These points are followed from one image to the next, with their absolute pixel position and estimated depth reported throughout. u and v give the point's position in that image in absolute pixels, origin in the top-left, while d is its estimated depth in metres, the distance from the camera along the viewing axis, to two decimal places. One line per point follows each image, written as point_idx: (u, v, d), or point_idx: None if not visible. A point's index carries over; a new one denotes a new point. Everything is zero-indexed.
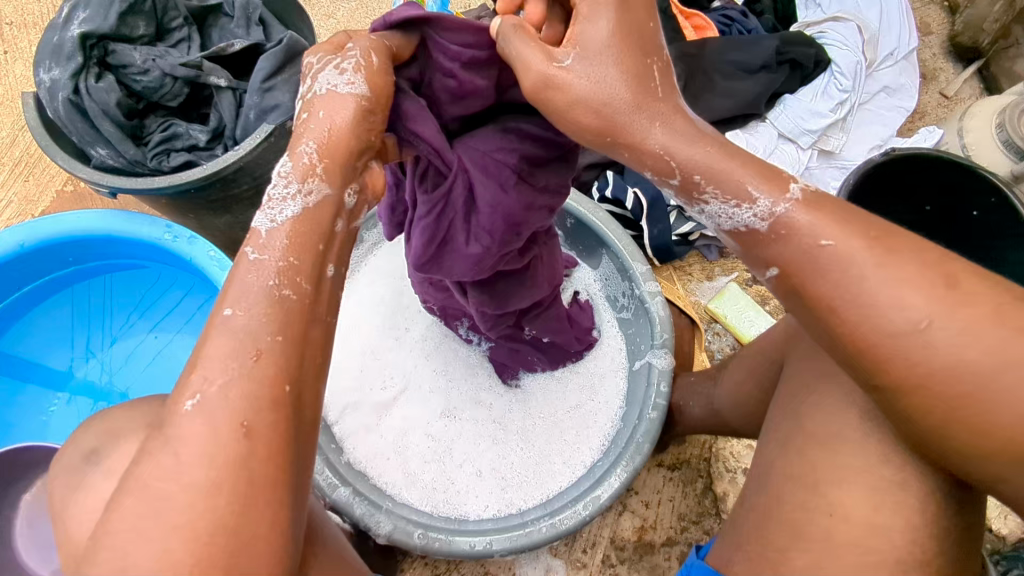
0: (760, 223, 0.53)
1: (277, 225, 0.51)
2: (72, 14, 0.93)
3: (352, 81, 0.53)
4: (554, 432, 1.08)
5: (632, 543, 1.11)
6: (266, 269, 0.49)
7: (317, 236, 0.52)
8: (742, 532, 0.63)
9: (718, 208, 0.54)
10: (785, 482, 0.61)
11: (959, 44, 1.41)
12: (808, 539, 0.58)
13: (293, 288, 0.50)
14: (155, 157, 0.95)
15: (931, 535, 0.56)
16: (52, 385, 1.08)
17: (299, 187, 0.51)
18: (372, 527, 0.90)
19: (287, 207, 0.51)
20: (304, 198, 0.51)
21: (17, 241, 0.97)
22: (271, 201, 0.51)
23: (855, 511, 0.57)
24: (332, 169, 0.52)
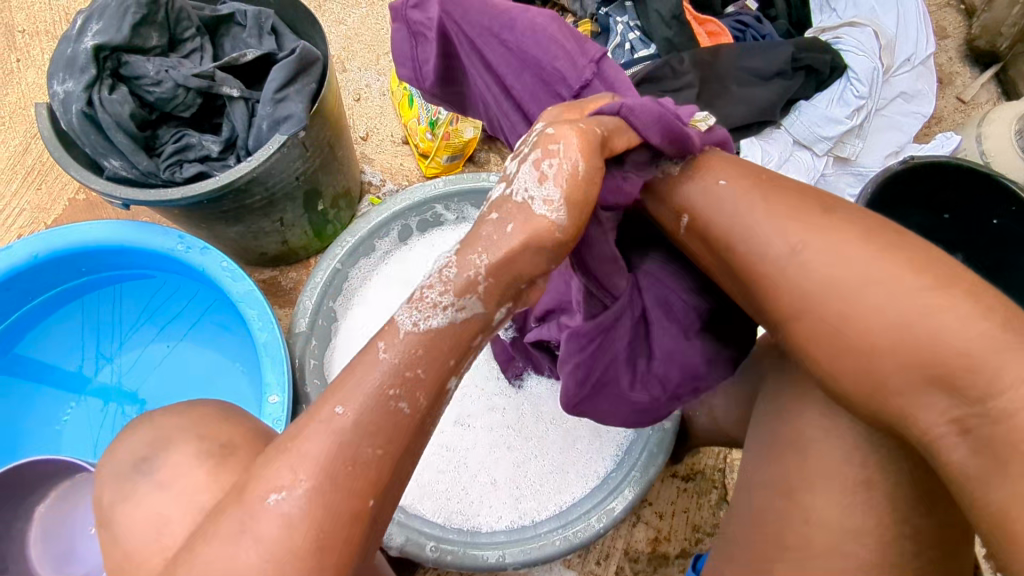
0: (677, 164, 0.63)
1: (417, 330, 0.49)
2: (85, 26, 0.92)
3: (546, 197, 0.51)
4: (568, 441, 1.06)
5: (646, 555, 1.10)
6: (385, 368, 0.48)
7: (451, 353, 0.50)
8: (730, 542, 0.63)
9: (653, 158, 0.64)
10: (769, 492, 0.61)
11: (976, 48, 1.40)
12: (790, 547, 0.58)
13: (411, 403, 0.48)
14: (168, 168, 0.95)
15: (905, 536, 0.56)
16: (67, 393, 1.08)
17: (453, 300, 0.49)
18: (383, 539, 0.90)
19: (433, 315, 0.49)
20: (454, 310, 0.49)
21: (30, 252, 0.97)
22: (421, 303, 0.49)
23: (824, 513, 0.57)
24: (492, 289, 0.50)
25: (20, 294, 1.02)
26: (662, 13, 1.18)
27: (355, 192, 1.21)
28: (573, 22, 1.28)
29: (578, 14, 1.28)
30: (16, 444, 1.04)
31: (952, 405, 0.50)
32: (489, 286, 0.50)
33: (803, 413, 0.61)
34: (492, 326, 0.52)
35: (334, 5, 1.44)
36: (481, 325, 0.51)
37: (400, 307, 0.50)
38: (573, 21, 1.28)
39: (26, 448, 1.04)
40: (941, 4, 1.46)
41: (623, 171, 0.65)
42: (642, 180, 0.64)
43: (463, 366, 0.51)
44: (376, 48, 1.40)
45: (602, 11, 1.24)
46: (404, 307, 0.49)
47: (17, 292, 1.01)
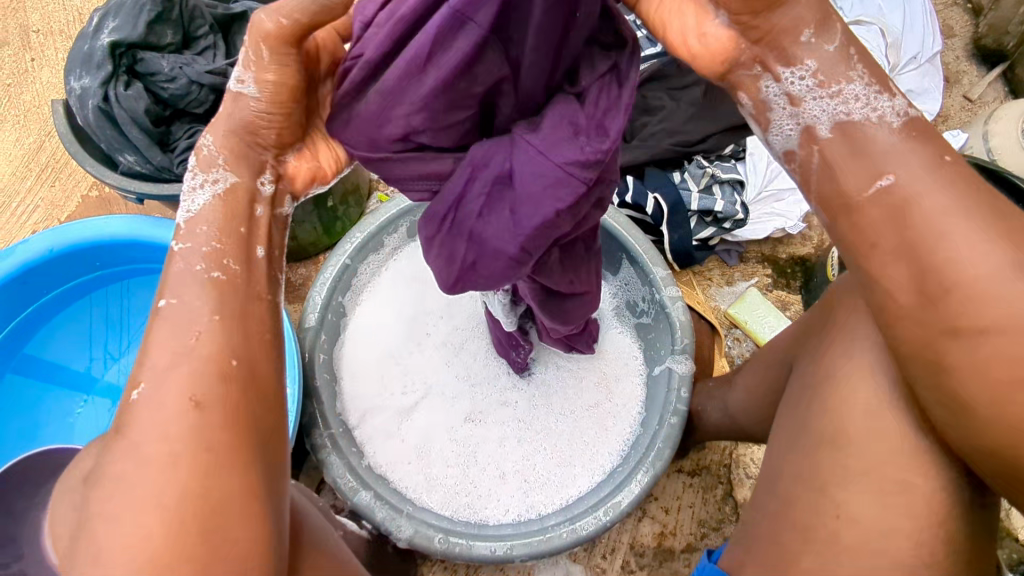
0: (895, 117, 0.54)
1: (193, 216, 0.57)
2: (103, 24, 0.95)
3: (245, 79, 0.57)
4: (575, 436, 1.07)
5: (652, 549, 1.10)
6: (193, 256, 0.56)
7: (237, 220, 0.58)
8: (755, 536, 0.65)
9: (852, 92, 0.54)
10: (796, 486, 0.63)
11: (982, 47, 1.40)
12: (818, 541, 0.60)
13: (222, 269, 0.56)
14: (181, 163, 0.96)
15: (941, 539, 0.56)
16: (80, 386, 1.09)
17: (204, 178, 0.58)
18: (392, 531, 0.91)
19: (199, 195, 0.58)
20: (211, 186, 0.58)
21: (46, 246, 0.99)
22: (187, 194, 0.59)
23: (860, 511, 0.58)
24: (232, 157, 0.59)
25: (34, 287, 1.04)
26: None
27: (364, 189, 1.22)
28: None
29: None
30: (28, 436, 1.06)
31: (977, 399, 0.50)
32: (230, 159, 0.59)
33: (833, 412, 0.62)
34: (260, 194, 0.60)
35: None
36: (252, 192, 0.59)
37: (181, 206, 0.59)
38: None
39: (38, 440, 1.06)
40: (948, 3, 1.46)
41: (798, 77, 0.55)
42: (833, 113, 0.55)
43: (258, 234, 0.60)
44: None
45: None
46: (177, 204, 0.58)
47: (31, 285, 1.03)
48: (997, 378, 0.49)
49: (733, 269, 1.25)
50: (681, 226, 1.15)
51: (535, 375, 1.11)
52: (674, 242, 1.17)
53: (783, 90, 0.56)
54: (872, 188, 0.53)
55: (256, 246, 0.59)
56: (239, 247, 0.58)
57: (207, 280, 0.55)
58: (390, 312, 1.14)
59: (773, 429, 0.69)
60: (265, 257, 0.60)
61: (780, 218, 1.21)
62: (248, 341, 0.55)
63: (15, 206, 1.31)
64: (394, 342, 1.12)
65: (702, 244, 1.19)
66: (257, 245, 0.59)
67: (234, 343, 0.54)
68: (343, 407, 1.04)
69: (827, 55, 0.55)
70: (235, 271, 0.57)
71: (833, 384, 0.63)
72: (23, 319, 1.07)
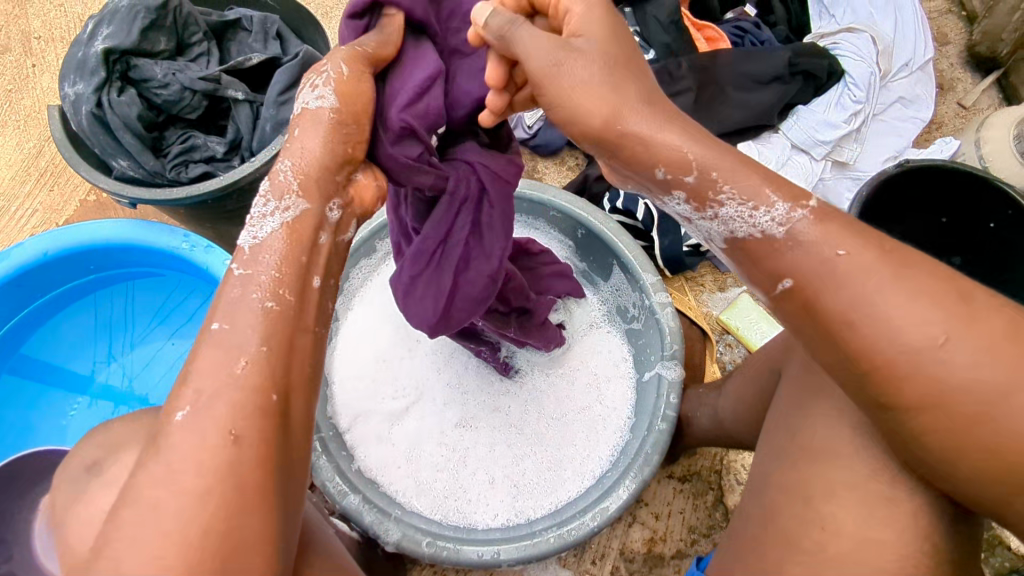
0: (777, 228, 0.53)
1: (258, 241, 0.54)
2: (96, 30, 0.95)
3: (321, 95, 0.56)
4: (566, 440, 1.08)
5: (642, 555, 1.10)
6: (253, 284, 0.52)
7: (301, 250, 0.54)
8: (739, 544, 0.65)
9: (734, 210, 0.54)
10: (780, 495, 0.62)
11: (976, 53, 1.40)
12: (802, 552, 0.59)
13: (277, 299, 0.52)
14: (173, 168, 0.98)
15: (923, 550, 0.57)
16: (76, 388, 1.10)
17: (276, 204, 0.54)
18: (380, 534, 0.91)
19: (266, 222, 0.54)
20: (282, 213, 0.54)
21: (40, 250, 1.00)
22: (253, 219, 0.54)
23: (844, 521, 0.58)
24: (309, 185, 0.55)
25: (30, 290, 1.05)
26: (660, 18, 1.20)
27: None
28: None
29: None
30: (25, 438, 1.07)
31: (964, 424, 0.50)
32: (305, 185, 0.55)
33: (816, 421, 0.62)
34: (327, 220, 0.56)
35: (340, 12, 1.47)
36: (318, 221, 0.56)
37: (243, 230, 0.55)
38: None
39: (33, 442, 1.06)
40: (942, 11, 1.47)
41: (679, 204, 0.58)
42: (724, 232, 0.56)
43: (318, 262, 0.56)
44: None
45: None
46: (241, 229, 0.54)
47: (27, 289, 1.04)
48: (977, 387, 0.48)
49: (725, 275, 1.25)
50: (671, 231, 1.17)
51: (528, 377, 1.12)
52: (664, 247, 1.18)
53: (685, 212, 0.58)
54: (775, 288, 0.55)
55: (314, 277, 0.56)
56: (297, 277, 0.54)
57: (262, 312, 0.51)
58: (381, 317, 1.15)
59: (760, 439, 0.69)
60: (323, 288, 0.56)
61: None
62: (290, 368, 0.52)
63: (14, 210, 1.32)
64: (385, 345, 1.12)
65: (693, 249, 1.19)
66: (315, 274, 0.56)
67: (277, 371, 0.51)
68: (334, 411, 1.04)
69: (691, 186, 0.56)
70: (290, 303, 0.53)
71: (818, 392, 0.63)
72: (20, 321, 1.08)
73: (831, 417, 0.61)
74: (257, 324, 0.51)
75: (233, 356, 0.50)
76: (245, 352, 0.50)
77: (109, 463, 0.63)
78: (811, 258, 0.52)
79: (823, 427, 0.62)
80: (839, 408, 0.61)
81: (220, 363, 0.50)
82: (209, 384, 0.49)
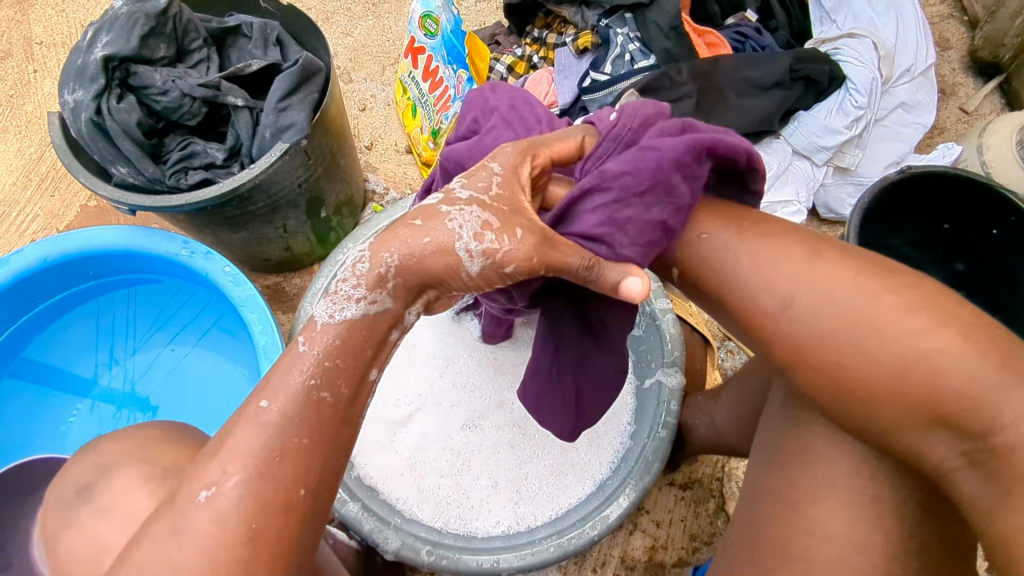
0: None
1: (333, 321, 0.54)
2: (96, 37, 0.96)
3: (469, 253, 0.55)
4: (569, 444, 1.07)
5: (642, 563, 1.10)
6: (306, 365, 0.53)
7: (368, 344, 0.55)
8: (733, 553, 0.64)
9: None
10: (771, 501, 0.62)
11: (979, 58, 1.39)
12: (792, 558, 0.58)
13: (333, 392, 0.53)
14: (173, 174, 0.98)
15: (918, 555, 0.56)
16: (74, 395, 1.10)
17: (367, 294, 0.54)
18: (379, 543, 0.91)
19: (348, 306, 0.54)
20: (366, 305, 0.54)
21: (39, 256, 1.00)
22: (337, 297, 0.54)
23: (836, 528, 0.57)
24: (401, 288, 0.55)
25: (29, 297, 1.05)
26: (662, 25, 1.21)
27: (358, 200, 1.23)
28: (574, 34, 1.29)
29: (580, 25, 1.29)
30: (22, 444, 1.07)
31: (959, 441, 0.51)
32: (395, 287, 0.55)
33: (808, 427, 0.62)
34: (404, 320, 0.57)
35: (341, 18, 1.47)
36: (392, 320, 0.56)
37: (320, 300, 0.54)
38: (574, 32, 1.29)
39: (31, 448, 1.06)
40: (944, 15, 1.46)
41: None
42: None
43: (380, 355, 0.57)
44: (382, 59, 1.43)
45: (603, 23, 1.25)
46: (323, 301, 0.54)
47: (26, 296, 1.04)
48: None
49: None
50: None
51: None
52: None
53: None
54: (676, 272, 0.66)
55: (372, 369, 0.56)
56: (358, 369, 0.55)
57: (312, 400, 0.52)
58: None
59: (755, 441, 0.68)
60: (376, 380, 0.57)
61: None
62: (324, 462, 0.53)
63: (15, 215, 1.33)
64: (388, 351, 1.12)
65: None
66: (373, 368, 0.57)
67: (305, 464, 0.52)
68: None
69: None
70: (343, 394, 0.54)
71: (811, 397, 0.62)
72: (19, 328, 1.08)
73: (823, 423, 0.61)
74: (299, 408, 0.52)
75: (269, 445, 0.51)
76: (283, 443, 0.51)
77: (104, 473, 0.63)
78: (731, 238, 0.61)
79: (814, 433, 0.61)
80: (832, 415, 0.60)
81: (248, 441, 0.51)
82: (237, 466, 0.50)
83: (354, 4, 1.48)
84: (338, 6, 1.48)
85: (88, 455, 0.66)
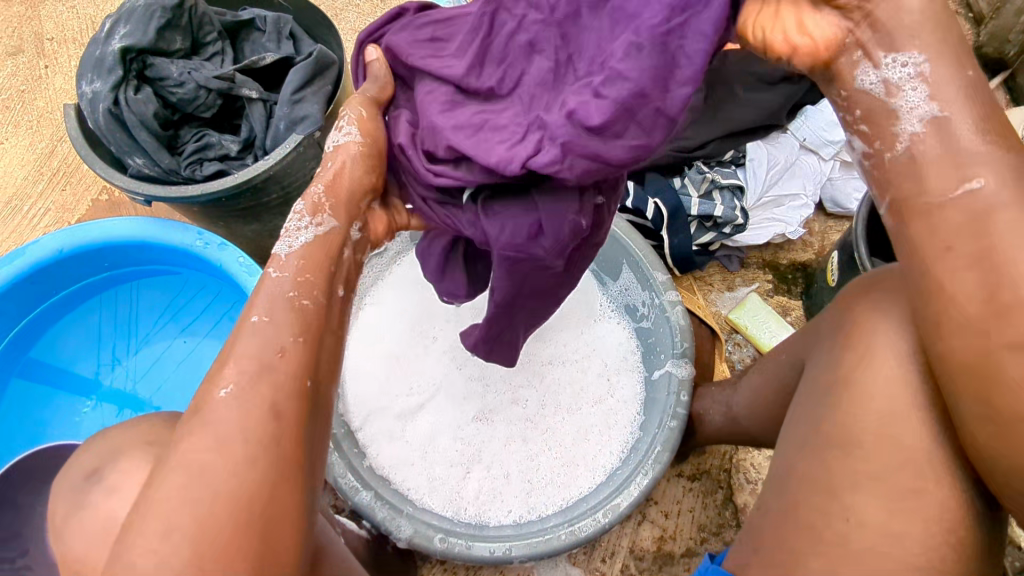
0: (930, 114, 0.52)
1: (293, 249, 0.63)
2: (113, 29, 0.96)
3: (350, 134, 0.67)
4: (580, 434, 1.08)
5: (651, 553, 1.10)
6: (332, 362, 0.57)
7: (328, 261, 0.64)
8: (758, 537, 0.65)
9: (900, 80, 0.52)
10: (801, 487, 0.63)
11: (984, 55, 1.41)
12: (825, 543, 0.60)
13: (311, 299, 0.61)
14: (188, 166, 0.98)
15: (950, 545, 0.57)
16: (83, 389, 1.11)
17: (311, 220, 0.64)
18: (393, 530, 0.91)
19: (301, 234, 0.64)
20: (315, 228, 0.64)
21: (56, 247, 1.01)
22: (287, 232, 0.64)
23: (871, 514, 0.59)
24: (337, 208, 0.66)
25: (42, 288, 1.06)
26: None
27: None
28: None
29: None
30: (36, 435, 1.07)
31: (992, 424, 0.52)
32: (333, 208, 0.65)
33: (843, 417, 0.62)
34: (350, 237, 0.67)
35: (349, 14, 1.49)
36: (342, 235, 0.66)
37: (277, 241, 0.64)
38: None
39: (45, 440, 1.07)
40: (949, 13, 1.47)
41: (899, 69, 0.52)
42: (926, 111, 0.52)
43: (341, 272, 0.66)
44: None
45: None
46: (278, 240, 0.63)
47: (40, 287, 1.05)
48: None
49: (734, 274, 1.26)
50: (682, 230, 1.15)
51: (547, 375, 1.12)
52: (674, 247, 1.16)
53: (881, 78, 0.52)
54: (960, 191, 0.51)
55: (339, 286, 0.65)
56: (323, 281, 0.63)
57: (297, 306, 0.60)
58: (397, 313, 1.14)
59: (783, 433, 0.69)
60: None
61: (781, 223, 1.21)
62: None
63: (26, 209, 1.34)
64: (402, 343, 1.12)
65: (702, 249, 1.19)
66: (339, 284, 0.65)
67: None
68: (346, 409, 1.05)
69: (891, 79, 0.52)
70: None
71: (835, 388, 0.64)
72: (29, 321, 1.09)
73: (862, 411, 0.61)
74: None
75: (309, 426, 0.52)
76: None
77: (136, 453, 0.64)
78: None
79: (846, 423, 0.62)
80: (863, 404, 0.61)
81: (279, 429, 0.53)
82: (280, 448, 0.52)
83: (362, 0, 1.50)
84: (347, 2, 1.50)
85: (114, 437, 0.67)
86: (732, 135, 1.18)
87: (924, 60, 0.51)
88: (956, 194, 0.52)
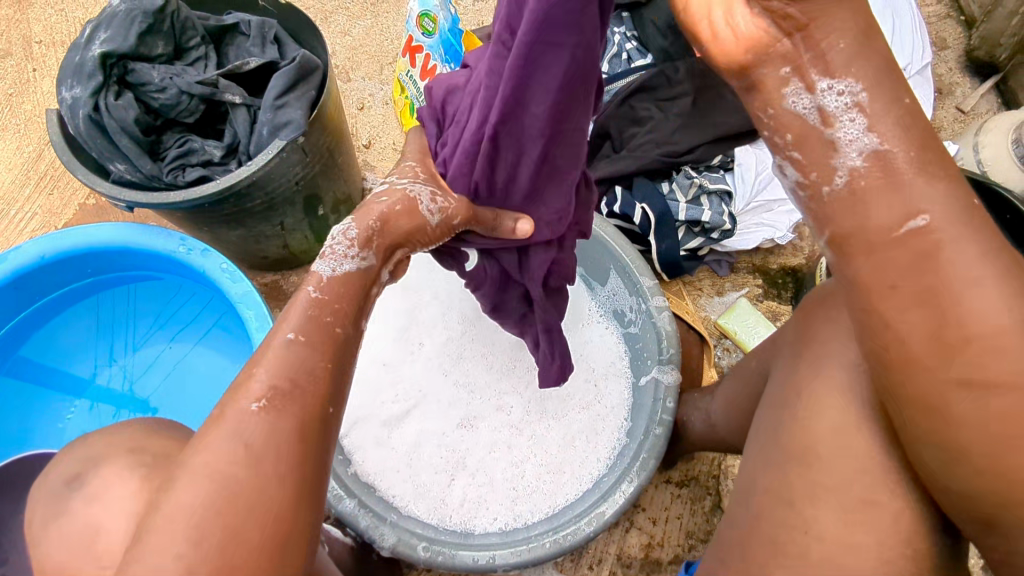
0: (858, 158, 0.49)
1: (334, 275, 0.63)
2: (94, 34, 0.96)
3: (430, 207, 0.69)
4: (567, 441, 1.08)
5: (639, 561, 1.10)
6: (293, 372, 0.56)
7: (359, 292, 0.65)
8: (727, 547, 0.65)
9: (835, 104, 0.48)
10: (766, 498, 0.62)
11: (975, 58, 1.40)
12: (787, 555, 0.59)
13: (344, 328, 0.62)
14: (170, 172, 0.98)
15: (907, 558, 0.55)
16: (73, 391, 1.10)
17: (357, 253, 0.64)
18: (375, 538, 0.91)
19: (344, 263, 0.63)
20: (357, 261, 0.64)
21: (38, 252, 1.00)
22: (332, 254, 0.63)
23: (827, 526, 0.58)
24: (379, 249, 0.66)
25: (28, 293, 1.05)
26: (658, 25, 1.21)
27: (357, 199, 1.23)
28: None
29: None
30: (19, 441, 1.07)
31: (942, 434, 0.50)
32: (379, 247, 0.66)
33: (803, 427, 0.62)
34: (380, 281, 0.68)
35: (339, 16, 1.48)
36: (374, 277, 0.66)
37: (319, 258, 0.63)
38: None
39: (28, 445, 1.06)
40: (941, 16, 1.47)
41: (840, 95, 0.48)
42: (866, 144, 0.49)
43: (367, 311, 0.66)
44: (380, 58, 1.44)
45: None
46: (322, 258, 0.63)
47: (24, 292, 1.04)
48: (981, 388, 0.48)
49: (724, 279, 1.25)
50: (669, 236, 1.14)
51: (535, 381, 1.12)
52: (661, 252, 1.15)
53: (815, 103, 0.49)
54: (904, 229, 0.48)
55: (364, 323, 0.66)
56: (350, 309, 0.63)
57: (332, 338, 0.60)
58: (383, 318, 1.14)
59: (750, 438, 0.69)
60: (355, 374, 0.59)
61: (769, 228, 1.20)
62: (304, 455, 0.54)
63: (13, 213, 1.33)
64: (388, 348, 1.12)
65: (690, 254, 1.18)
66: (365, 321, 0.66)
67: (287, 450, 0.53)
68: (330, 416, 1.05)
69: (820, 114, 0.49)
70: None
71: (802, 399, 0.64)
72: (18, 322, 1.08)
73: (829, 426, 0.60)
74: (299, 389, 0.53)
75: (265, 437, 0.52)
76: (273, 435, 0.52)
77: (105, 463, 0.63)
78: None
79: (813, 435, 0.61)
80: (830, 415, 0.61)
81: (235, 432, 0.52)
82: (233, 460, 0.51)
83: (352, 3, 1.49)
84: (337, 5, 1.49)
85: (85, 445, 0.67)
86: (720, 141, 1.17)
87: (861, 90, 0.48)
88: (902, 231, 0.48)
